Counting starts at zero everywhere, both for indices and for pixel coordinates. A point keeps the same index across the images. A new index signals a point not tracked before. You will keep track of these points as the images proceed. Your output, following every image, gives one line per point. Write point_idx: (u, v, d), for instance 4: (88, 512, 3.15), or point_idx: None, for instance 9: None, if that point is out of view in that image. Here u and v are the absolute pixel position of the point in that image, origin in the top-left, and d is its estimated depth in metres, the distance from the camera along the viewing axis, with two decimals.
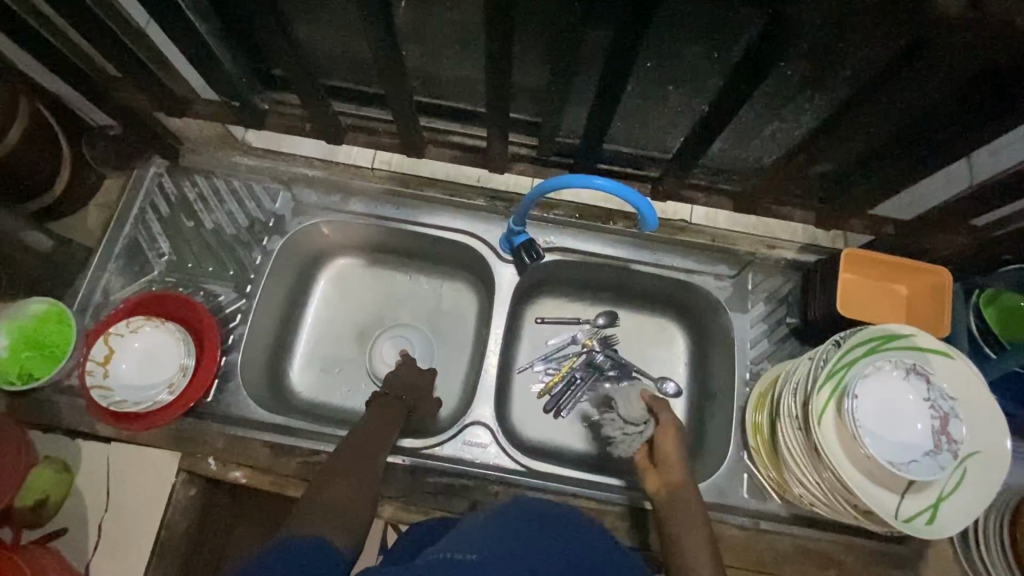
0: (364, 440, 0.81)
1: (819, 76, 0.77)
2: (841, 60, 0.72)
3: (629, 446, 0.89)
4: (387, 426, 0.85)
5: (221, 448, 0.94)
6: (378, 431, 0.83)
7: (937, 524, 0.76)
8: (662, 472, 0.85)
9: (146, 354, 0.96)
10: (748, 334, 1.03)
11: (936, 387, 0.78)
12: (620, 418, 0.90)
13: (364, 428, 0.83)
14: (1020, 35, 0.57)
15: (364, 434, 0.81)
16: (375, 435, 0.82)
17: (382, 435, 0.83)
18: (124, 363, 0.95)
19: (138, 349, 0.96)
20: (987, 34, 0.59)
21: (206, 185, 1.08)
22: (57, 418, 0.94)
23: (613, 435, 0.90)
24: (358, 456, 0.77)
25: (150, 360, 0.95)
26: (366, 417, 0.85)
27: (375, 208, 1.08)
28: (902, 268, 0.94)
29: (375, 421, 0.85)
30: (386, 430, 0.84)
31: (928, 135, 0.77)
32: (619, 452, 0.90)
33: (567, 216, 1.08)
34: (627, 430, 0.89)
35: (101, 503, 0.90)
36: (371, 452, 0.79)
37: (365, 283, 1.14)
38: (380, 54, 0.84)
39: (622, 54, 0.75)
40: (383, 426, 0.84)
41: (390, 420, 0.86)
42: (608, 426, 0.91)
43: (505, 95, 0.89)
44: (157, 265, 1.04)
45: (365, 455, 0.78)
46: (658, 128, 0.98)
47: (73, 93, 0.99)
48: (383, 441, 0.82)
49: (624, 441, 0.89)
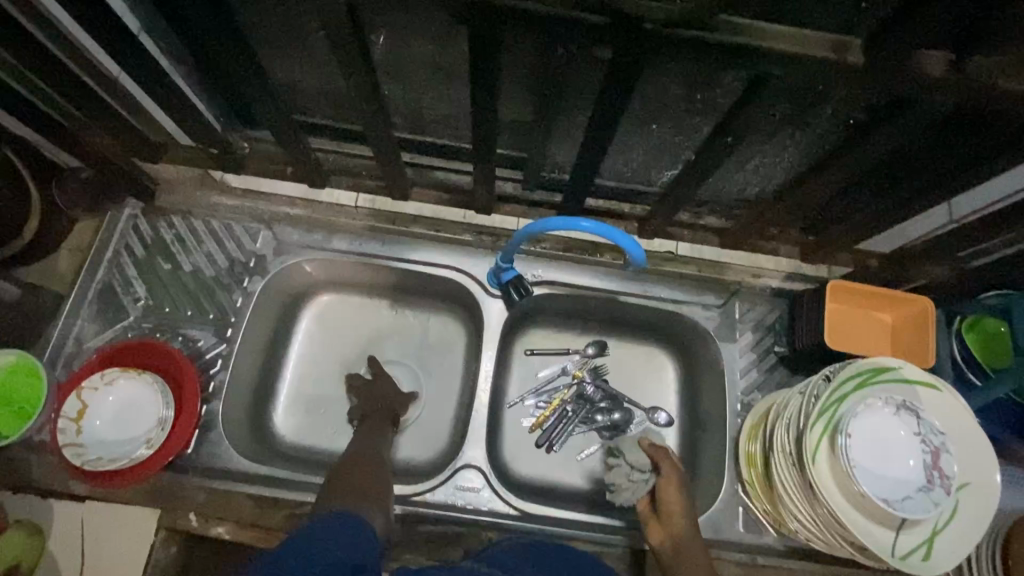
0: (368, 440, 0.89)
1: (801, 121, 0.79)
2: (822, 105, 0.74)
3: (632, 494, 0.89)
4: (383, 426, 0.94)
5: (203, 503, 0.90)
6: (378, 432, 0.92)
7: (932, 559, 0.76)
8: (665, 522, 0.85)
9: (119, 410, 0.92)
10: (738, 364, 1.03)
11: (926, 421, 0.78)
12: (626, 466, 0.90)
13: (366, 431, 0.91)
14: (996, 96, 0.59)
15: (368, 437, 0.90)
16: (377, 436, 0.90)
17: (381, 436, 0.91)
18: (97, 421, 0.91)
19: (111, 406, 0.92)
20: (961, 95, 0.61)
21: (184, 226, 1.05)
22: (26, 477, 0.89)
23: (617, 482, 0.90)
24: (367, 452, 0.85)
25: (124, 417, 0.92)
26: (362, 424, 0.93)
27: (359, 245, 1.06)
28: (884, 297, 0.95)
29: (371, 425, 0.93)
30: (383, 431, 0.92)
31: (907, 179, 0.80)
32: (622, 499, 0.89)
33: (554, 249, 1.07)
34: (633, 478, 0.89)
35: (76, 567, 0.86)
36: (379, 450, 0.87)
37: (350, 321, 1.12)
38: (363, 97, 0.83)
39: (608, 98, 0.75)
40: (378, 428, 0.92)
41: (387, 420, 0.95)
42: (613, 472, 0.90)
43: (489, 136, 0.88)
44: (132, 310, 1.00)
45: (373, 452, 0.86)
46: (642, 163, 0.99)
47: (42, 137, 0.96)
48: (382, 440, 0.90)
49: (627, 489, 0.89)
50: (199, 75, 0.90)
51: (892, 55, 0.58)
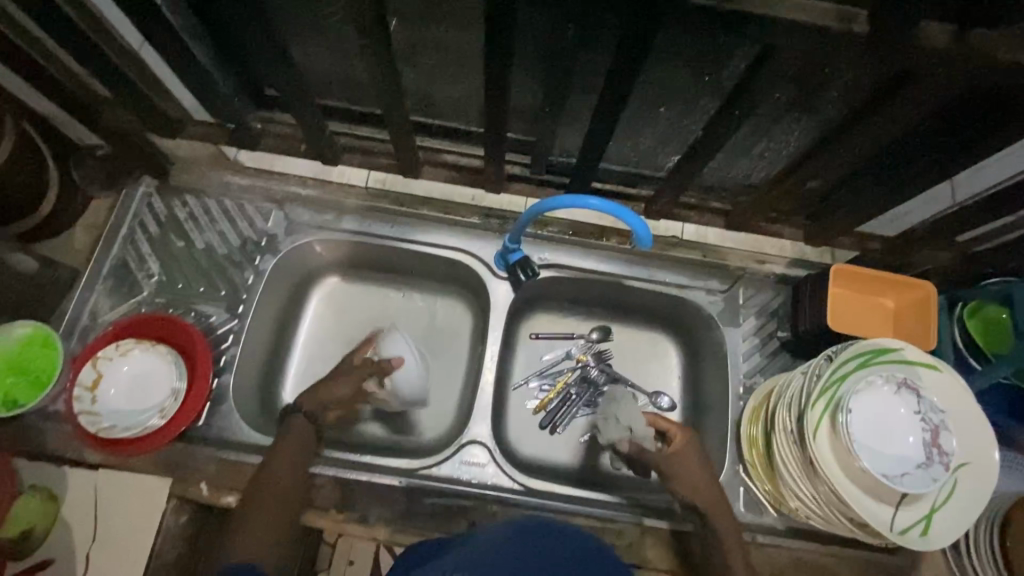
0: (291, 483, 0.88)
1: (806, 102, 0.80)
2: (827, 85, 0.75)
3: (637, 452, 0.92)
4: (303, 458, 0.91)
5: (213, 473, 0.92)
6: (292, 471, 0.89)
7: (931, 535, 0.77)
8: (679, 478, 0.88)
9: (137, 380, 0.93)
10: (740, 349, 1.04)
11: (926, 400, 0.79)
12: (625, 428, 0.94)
13: (282, 467, 0.89)
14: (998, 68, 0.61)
15: (287, 474, 0.88)
16: (292, 478, 0.89)
17: (300, 474, 0.89)
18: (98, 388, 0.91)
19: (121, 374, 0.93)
20: (970, 66, 0.62)
21: (197, 205, 1.07)
22: (42, 445, 0.91)
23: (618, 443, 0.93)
24: (271, 505, 0.86)
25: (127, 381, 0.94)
26: (279, 448, 0.90)
27: (369, 226, 1.07)
28: (887, 281, 0.97)
29: (293, 457, 0.90)
30: (297, 469, 0.90)
31: (908, 162, 0.81)
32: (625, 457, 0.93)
33: (561, 233, 1.08)
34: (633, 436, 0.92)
35: (89, 534, 0.88)
36: (290, 498, 0.87)
37: (359, 302, 1.14)
38: (376, 76, 0.85)
39: (618, 79, 0.77)
40: (298, 463, 0.90)
41: (308, 447, 0.92)
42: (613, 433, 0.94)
43: (500, 117, 0.90)
44: (146, 286, 1.02)
45: (287, 504, 0.87)
46: (650, 148, 1.00)
47: (62, 114, 0.98)
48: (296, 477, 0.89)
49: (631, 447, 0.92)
50: (218, 53, 0.92)
51: (896, 29, 0.59)
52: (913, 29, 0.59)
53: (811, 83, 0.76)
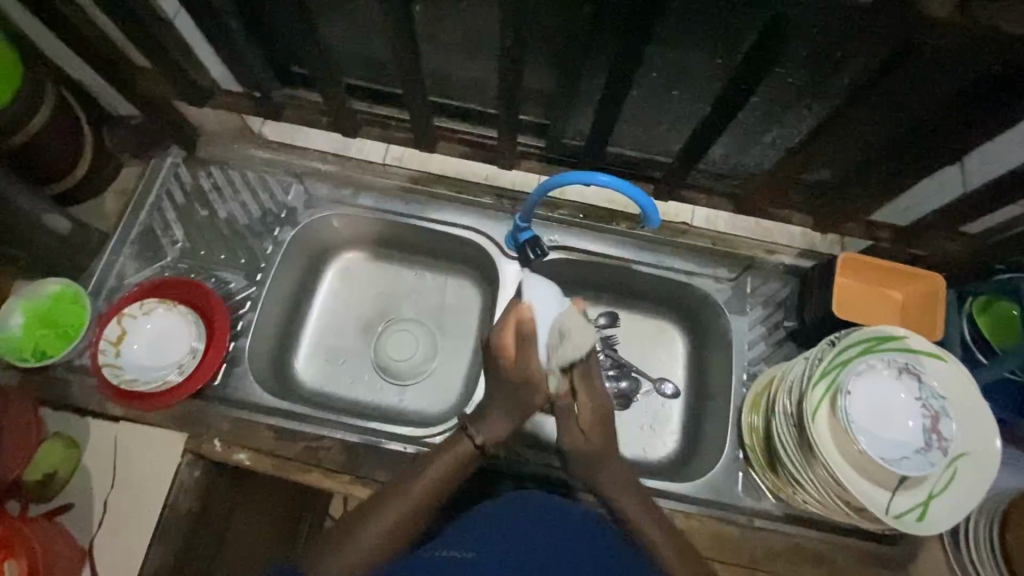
0: (422, 505, 0.73)
1: (824, 69, 0.82)
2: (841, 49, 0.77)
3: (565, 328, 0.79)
4: (453, 481, 0.76)
5: (227, 430, 0.96)
6: (446, 484, 0.75)
7: (927, 521, 0.78)
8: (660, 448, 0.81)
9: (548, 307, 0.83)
10: (746, 337, 1.03)
11: (927, 386, 0.80)
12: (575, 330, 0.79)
13: (438, 476, 0.75)
14: (1002, 41, 0.62)
15: (416, 497, 0.73)
16: (418, 501, 0.73)
17: (435, 498, 0.74)
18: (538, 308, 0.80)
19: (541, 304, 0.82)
20: (966, 40, 0.64)
21: (222, 176, 1.11)
22: (67, 396, 0.96)
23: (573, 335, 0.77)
24: (397, 520, 0.71)
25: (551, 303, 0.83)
26: (433, 461, 0.75)
27: (385, 203, 1.10)
28: (896, 273, 0.96)
29: (445, 476, 0.75)
30: (442, 489, 0.74)
31: (917, 141, 0.82)
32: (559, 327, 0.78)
33: (571, 216, 1.08)
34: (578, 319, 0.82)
35: (107, 482, 0.91)
36: (412, 519, 0.72)
37: (371, 278, 1.16)
38: (400, 55, 0.88)
39: (629, 55, 0.79)
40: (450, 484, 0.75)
41: (461, 468, 0.76)
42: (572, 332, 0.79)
43: (517, 96, 0.92)
44: (170, 251, 1.06)
45: (404, 526, 0.71)
46: (662, 131, 1.02)
47: (101, 82, 1.04)
48: (436, 499, 0.74)
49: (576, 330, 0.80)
50: (249, 29, 0.97)
51: None
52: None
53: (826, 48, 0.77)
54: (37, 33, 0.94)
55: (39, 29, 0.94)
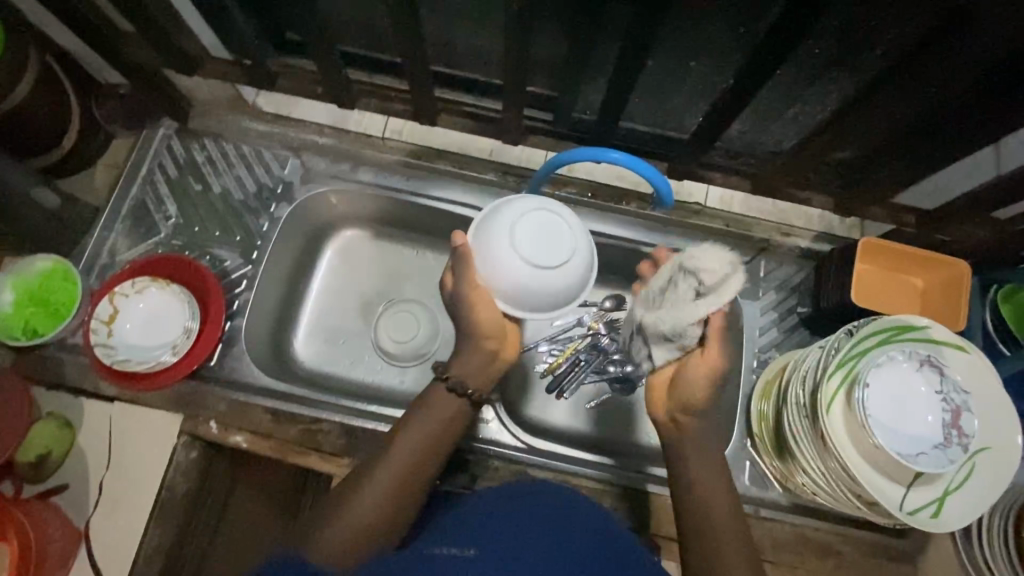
0: (414, 462, 0.70)
1: (854, 42, 0.76)
2: (873, 20, 0.71)
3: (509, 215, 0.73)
4: (443, 434, 0.73)
5: (223, 411, 0.94)
6: (437, 440, 0.72)
7: (943, 518, 0.75)
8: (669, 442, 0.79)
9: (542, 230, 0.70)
10: (758, 323, 1.00)
11: (949, 379, 0.76)
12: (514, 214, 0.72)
13: (426, 432, 0.72)
14: None
15: (406, 454, 0.70)
16: (407, 460, 0.70)
17: (428, 452, 0.71)
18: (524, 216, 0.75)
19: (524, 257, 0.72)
20: (1014, 9, 0.59)
21: (215, 149, 1.06)
22: (61, 376, 0.94)
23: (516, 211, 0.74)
24: (390, 480, 0.68)
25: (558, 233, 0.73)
26: (418, 416, 0.73)
27: (385, 179, 1.05)
28: (918, 259, 0.92)
29: (433, 429, 0.72)
30: (433, 446, 0.72)
31: (946, 123, 0.78)
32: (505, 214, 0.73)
33: (579, 195, 1.04)
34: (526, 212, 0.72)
35: (102, 463, 0.90)
36: (406, 478, 0.69)
37: (372, 257, 1.12)
38: (398, 21, 0.83)
39: (643, 23, 0.73)
40: (440, 441, 0.72)
41: (448, 424, 0.73)
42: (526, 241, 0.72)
43: (522, 66, 0.86)
44: (163, 227, 1.03)
45: (399, 485, 0.68)
46: (677, 106, 0.97)
47: (86, 49, 0.99)
48: (429, 458, 0.71)
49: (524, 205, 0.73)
50: None
51: None
52: None
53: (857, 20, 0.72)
54: None
55: None
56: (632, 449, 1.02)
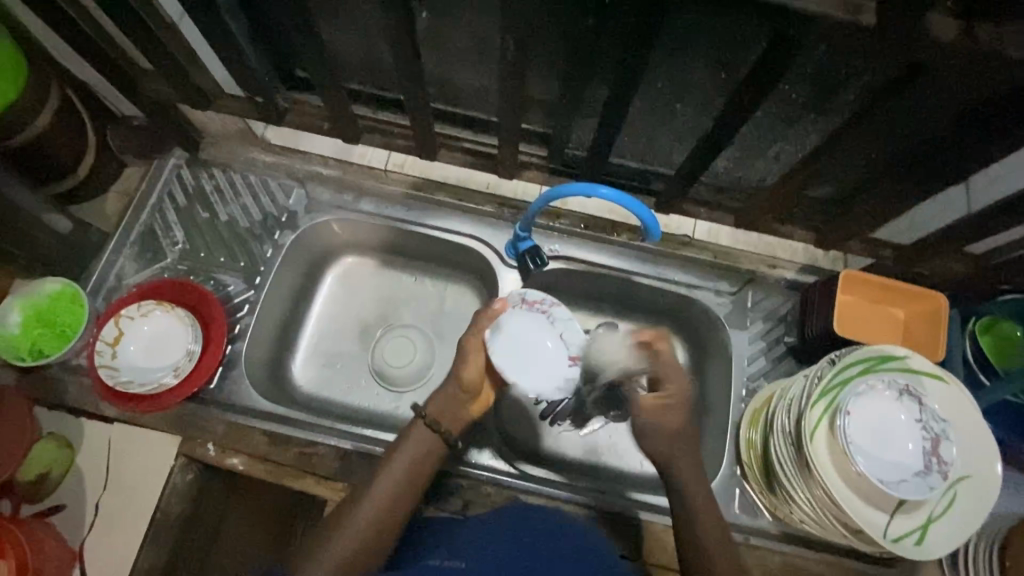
0: (397, 493, 0.74)
1: (827, 88, 0.82)
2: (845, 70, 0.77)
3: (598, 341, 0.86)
4: (424, 469, 0.77)
5: (221, 434, 0.96)
6: (418, 469, 0.76)
7: (926, 545, 0.77)
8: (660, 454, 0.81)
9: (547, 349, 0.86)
10: (746, 352, 1.02)
11: (929, 409, 0.79)
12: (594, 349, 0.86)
13: (405, 461, 0.76)
14: (1008, 64, 0.61)
15: (390, 487, 0.74)
16: (393, 491, 0.74)
17: (411, 486, 0.75)
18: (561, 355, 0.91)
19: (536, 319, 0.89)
20: (973, 63, 0.63)
21: (223, 178, 1.11)
22: (63, 396, 0.96)
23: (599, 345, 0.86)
24: (373, 514, 0.72)
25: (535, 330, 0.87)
26: (400, 453, 0.77)
27: (385, 209, 1.09)
28: (899, 291, 0.96)
29: (414, 465, 0.76)
30: (413, 475, 0.76)
31: (919, 163, 0.82)
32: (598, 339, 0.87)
33: (572, 226, 1.08)
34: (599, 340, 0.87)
35: (99, 484, 0.91)
36: (392, 509, 0.73)
37: (371, 283, 1.16)
38: (402, 62, 0.88)
39: (631, 68, 0.78)
40: (419, 471, 0.77)
41: (428, 452, 0.78)
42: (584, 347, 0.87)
43: (518, 105, 0.92)
44: (170, 253, 1.06)
45: (386, 515, 0.72)
46: (665, 143, 1.02)
47: (105, 83, 1.05)
48: (411, 487, 0.75)
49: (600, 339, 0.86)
50: (253, 34, 0.97)
51: (911, 18, 0.60)
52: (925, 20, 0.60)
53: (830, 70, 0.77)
54: (42, 33, 0.95)
55: (44, 31, 0.94)
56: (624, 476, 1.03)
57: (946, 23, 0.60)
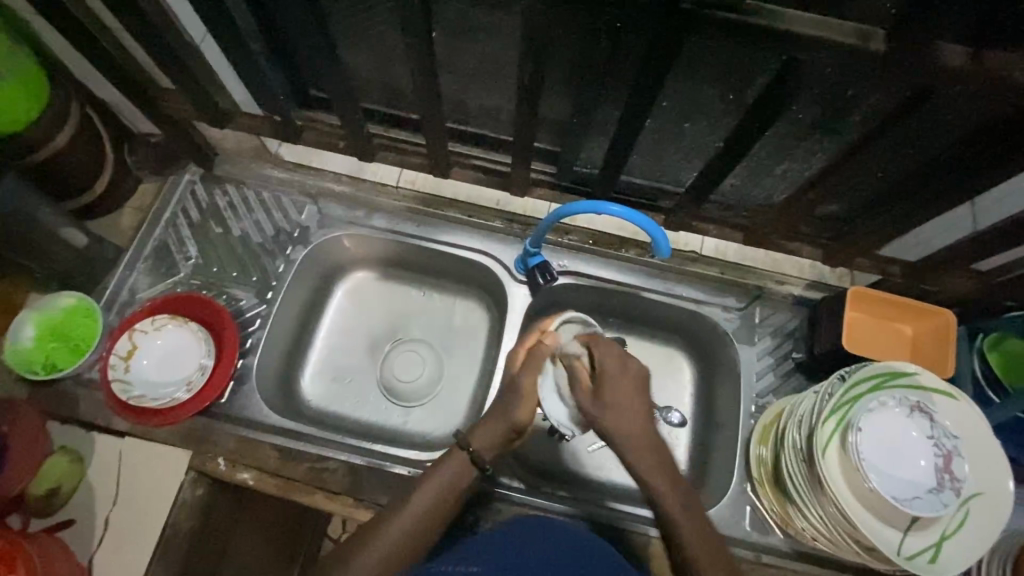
0: (425, 517, 0.75)
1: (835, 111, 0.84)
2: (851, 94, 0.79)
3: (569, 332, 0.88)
4: (454, 494, 0.77)
5: (232, 448, 0.96)
6: (451, 495, 0.77)
7: (940, 563, 0.76)
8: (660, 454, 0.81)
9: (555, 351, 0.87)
10: (754, 367, 1.03)
11: (939, 425, 0.79)
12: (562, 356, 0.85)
13: (439, 486, 0.77)
14: (1012, 89, 0.64)
15: (423, 506, 0.75)
16: (426, 509, 0.75)
17: (440, 511, 0.76)
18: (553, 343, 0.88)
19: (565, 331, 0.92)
20: (980, 89, 0.65)
21: (237, 194, 1.12)
22: (74, 410, 0.96)
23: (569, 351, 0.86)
24: (405, 533, 0.73)
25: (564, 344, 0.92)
26: (434, 477, 0.77)
27: (396, 224, 1.11)
28: (906, 308, 0.97)
29: (446, 490, 0.77)
30: (447, 500, 0.76)
31: (926, 184, 0.84)
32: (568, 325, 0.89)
33: (581, 242, 1.09)
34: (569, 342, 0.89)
35: (110, 498, 0.91)
36: (419, 532, 0.74)
37: (380, 298, 1.17)
38: (419, 82, 0.90)
39: (643, 88, 0.80)
40: (450, 498, 0.77)
41: (462, 479, 0.78)
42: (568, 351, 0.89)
43: (530, 125, 0.93)
44: (183, 267, 1.08)
45: (413, 537, 0.73)
46: (674, 162, 1.04)
47: (124, 101, 1.07)
48: (441, 510, 0.76)
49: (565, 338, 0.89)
50: (273, 54, 1.00)
51: (918, 46, 0.63)
52: (932, 48, 0.62)
53: (836, 94, 0.80)
54: (66, 53, 0.97)
55: (68, 50, 0.97)
56: (633, 492, 1.02)
57: (952, 50, 0.62)
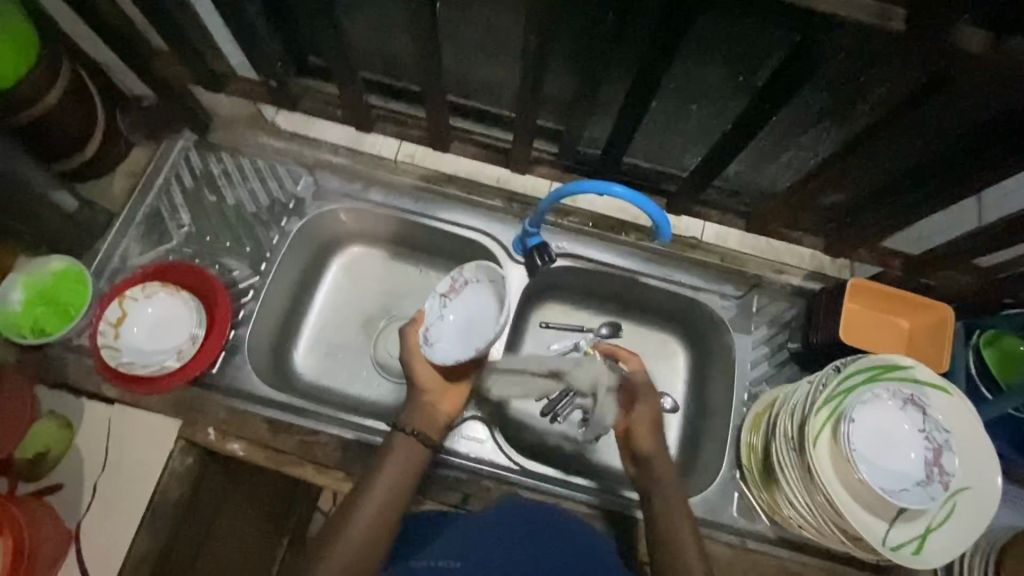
0: (388, 502, 0.79)
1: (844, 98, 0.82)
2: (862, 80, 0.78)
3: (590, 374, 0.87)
4: (409, 475, 0.82)
5: (222, 419, 0.95)
6: (406, 477, 0.82)
7: (924, 554, 0.77)
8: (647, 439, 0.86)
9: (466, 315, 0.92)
10: (749, 356, 1.02)
11: (931, 419, 0.79)
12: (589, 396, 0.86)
13: (395, 468, 0.82)
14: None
15: (386, 486, 0.80)
16: (388, 494, 0.80)
17: (399, 493, 0.80)
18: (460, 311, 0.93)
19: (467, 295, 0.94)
20: (995, 78, 0.64)
21: (231, 163, 1.10)
22: (63, 376, 0.95)
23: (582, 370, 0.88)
24: (372, 518, 0.77)
25: (490, 305, 0.91)
26: (388, 462, 0.82)
27: (394, 199, 1.08)
28: (906, 302, 0.96)
29: (403, 471, 0.82)
30: (404, 480, 0.81)
31: (932, 176, 0.83)
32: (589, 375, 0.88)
33: (581, 224, 1.07)
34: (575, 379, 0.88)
35: (99, 464, 0.91)
36: (384, 512, 0.78)
37: (376, 273, 1.15)
38: (421, 54, 0.88)
39: (650, 68, 0.78)
40: (405, 478, 0.82)
41: (414, 458, 0.84)
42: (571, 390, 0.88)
43: (532, 101, 0.91)
44: (175, 235, 1.06)
45: (379, 519, 0.78)
46: (678, 145, 1.02)
47: (118, 62, 1.05)
48: (401, 492, 0.80)
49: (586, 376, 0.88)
50: (272, 18, 0.97)
51: (938, 31, 0.61)
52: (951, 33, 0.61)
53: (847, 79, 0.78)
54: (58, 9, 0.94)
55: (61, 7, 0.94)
56: (621, 474, 1.03)
57: (972, 36, 0.61)
